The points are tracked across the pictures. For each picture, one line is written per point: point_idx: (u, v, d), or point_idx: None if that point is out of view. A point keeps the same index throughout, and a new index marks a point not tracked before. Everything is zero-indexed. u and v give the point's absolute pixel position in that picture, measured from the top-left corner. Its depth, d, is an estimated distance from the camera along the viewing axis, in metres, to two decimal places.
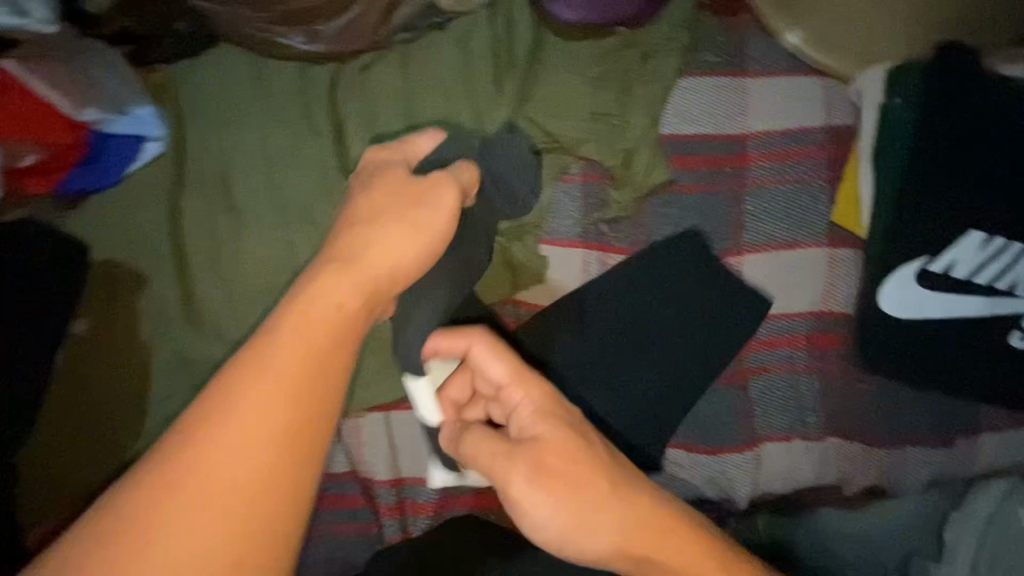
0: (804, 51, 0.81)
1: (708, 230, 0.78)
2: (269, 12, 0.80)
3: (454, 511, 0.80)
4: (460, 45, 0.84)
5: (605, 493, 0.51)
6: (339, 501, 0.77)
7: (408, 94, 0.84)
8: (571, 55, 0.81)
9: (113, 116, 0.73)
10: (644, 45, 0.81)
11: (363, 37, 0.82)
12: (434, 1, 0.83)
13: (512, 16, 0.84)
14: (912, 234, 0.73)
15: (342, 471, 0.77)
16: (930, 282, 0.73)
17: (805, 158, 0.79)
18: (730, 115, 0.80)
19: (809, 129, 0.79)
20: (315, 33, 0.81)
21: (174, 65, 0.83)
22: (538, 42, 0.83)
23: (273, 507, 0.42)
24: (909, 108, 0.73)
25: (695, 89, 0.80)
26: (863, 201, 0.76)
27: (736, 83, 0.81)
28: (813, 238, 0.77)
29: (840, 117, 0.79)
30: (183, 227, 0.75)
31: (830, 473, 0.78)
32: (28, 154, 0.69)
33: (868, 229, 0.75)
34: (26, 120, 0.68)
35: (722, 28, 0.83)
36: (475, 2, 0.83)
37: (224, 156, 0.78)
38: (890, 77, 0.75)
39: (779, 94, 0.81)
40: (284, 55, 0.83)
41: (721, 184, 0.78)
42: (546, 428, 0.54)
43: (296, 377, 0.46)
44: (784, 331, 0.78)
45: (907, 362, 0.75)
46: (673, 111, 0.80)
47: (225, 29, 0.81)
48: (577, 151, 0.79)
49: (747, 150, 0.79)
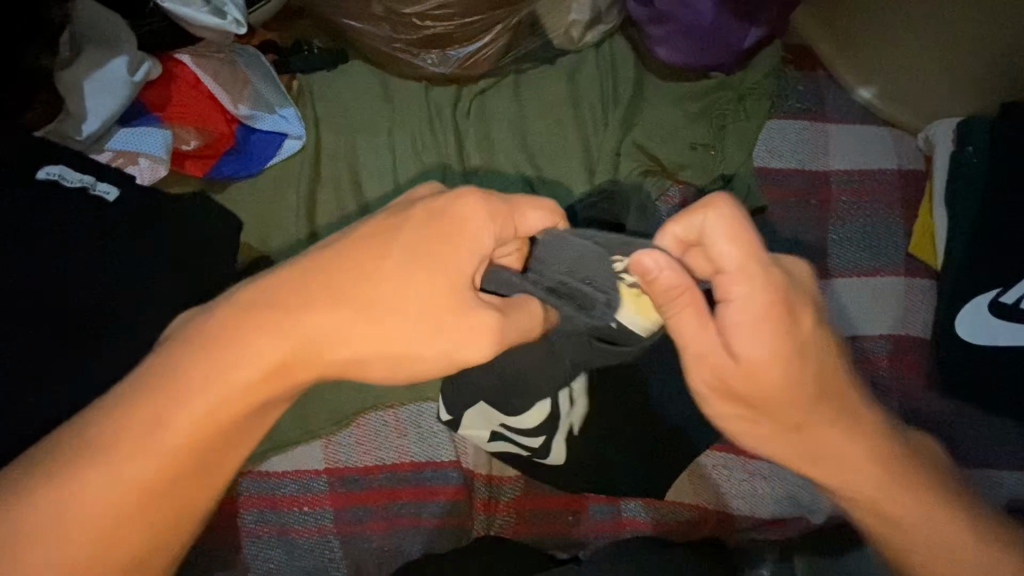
0: (875, 105, 0.93)
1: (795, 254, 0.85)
2: (407, 36, 0.87)
3: (539, 511, 0.78)
4: (569, 75, 0.92)
5: (810, 410, 0.49)
6: (438, 491, 0.74)
7: (520, 114, 0.91)
8: (672, 92, 0.90)
9: (262, 113, 0.79)
10: (738, 88, 0.90)
11: (485, 64, 0.90)
12: (549, 39, 0.92)
13: (617, 55, 0.93)
14: (987, 267, 0.80)
15: (446, 459, 0.75)
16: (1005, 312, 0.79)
17: (882, 196, 0.88)
18: (814, 154, 0.89)
19: (884, 170, 0.89)
20: (445, 57, 0.89)
21: (310, 75, 0.90)
22: (640, 79, 0.92)
23: (173, 488, 0.44)
24: (978, 156, 0.83)
25: (782, 130, 0.90)
26: (938, 235, 0.84)
27: (819, 127, 0.91)
28: (890, 267, 0.86)
29: (911, 162, 0.90)
30: (318, 218, 0.81)
31: None
32: (191, 138, 0.77)
33: (941, 261, 0.84)
34: (194, 109, 0.76)
35: (802, 80, 0.94)
36: (585, 41, 0.93)
37: (354, 156, 0.85)
38: (959, 129, 0.85)
39: (856, 139, 0.91)
40: (413, 75, 0.90)
41: (808, 213, 0.87)
42: (770, 346, 0.46)
43: (263, 368, 0.44)
44: (867, 352, 0.84)
45: (984, 386, 0.80)
46: (762, 146, 0.89)
47: (362, 47, 0.89)
48: (677, 176, 0.87)
49: (830, 185, 0.88)
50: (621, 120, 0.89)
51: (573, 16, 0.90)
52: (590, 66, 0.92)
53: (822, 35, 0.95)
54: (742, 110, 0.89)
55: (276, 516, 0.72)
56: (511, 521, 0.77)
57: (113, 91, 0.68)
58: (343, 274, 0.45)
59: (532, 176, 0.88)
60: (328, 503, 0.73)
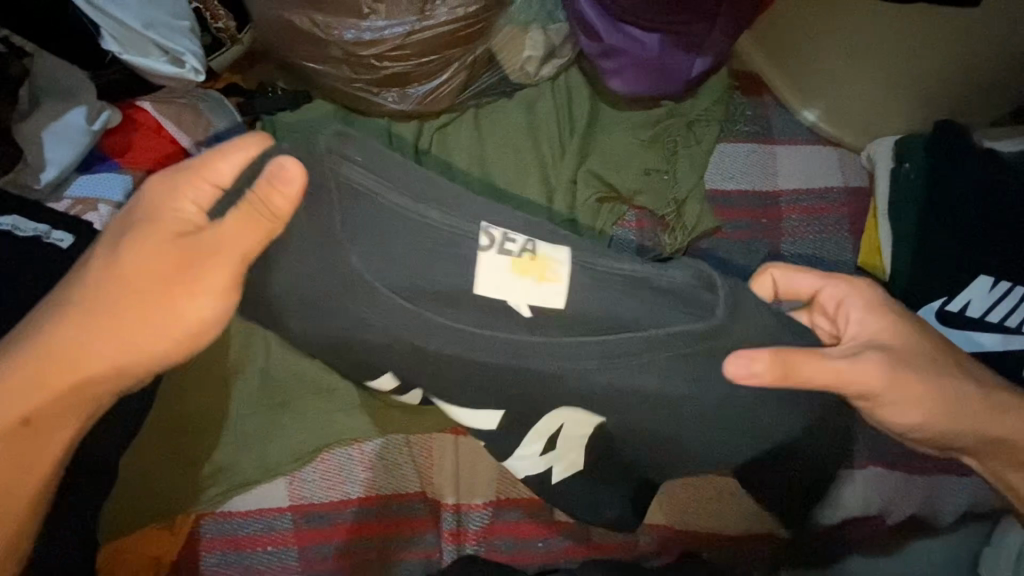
0: (820, 126, 0.98)
1: (749, 272, 0.88)
2: (367, 76, 0.89)
3: (504, 540, 0.78)
4: (527, 107, 0.96)
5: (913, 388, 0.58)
6: (405, 524, 0.74)
7: (480, 146, 0.94)
8: (625, 120, 0.94)
9: None
10: (687, 115, 0.94)
11: (444, 100, 0.93)
12: (506, 74, 0.96)
13: (572, 87, 0.97)
14: (931, 278, 0.83)
15: (411, 490, 0.75)
16: (949, 320, 0.82)
17: (831, 213, 0.91)
18: (763, 175, 0.93)
19: (831, 189, 0.93)
20: (405, 95, 0.92)
21: (273, 115, 0.93)
22: (595, 110, 0.96)
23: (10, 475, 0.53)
24: (915, 171, 0.87)
25: (731, 152, 0.94)
26: (884, 249, 0.87)
27: (767, 149, 0.95)
28: (842, 281, 0.89)
29: (855, 179, 0.94)
30: None
31: (873, 504, 0.83)
32: (152, 182, 0.77)
33: (888, 272, 0.87)
34: (156, 154, 0.77)
35: (750, 105, 0.98)
36: (541, 75, 0.96)
37: None
38: (897, 147, 0.89)
39: (801, 159, 0.95)
40: (375, 112, 0.93)
41: (759, 232, 0.90)
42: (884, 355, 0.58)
43: (63, 357, 0.50)
44: None
45: None
46: (713, 168, 0.93)
47: (324, 87, 0.92)
48: (633, 201, 0.90)
49: (779, 204, 0.91)
50: (577, 149, 0.92)
51: (527, 52, 0.94)
52: (546, 98, 0.96)
53: (767, 63, 1.00)
54: (691, 136, 0.93)
55: (239, 558, 0.71)
56: (481, 550, 0.77)
57: (71, 139, 0.70)
58: (110, 261, 0.48)
59: (493, 207, 0.90)
60: (290, 543, 0.72)
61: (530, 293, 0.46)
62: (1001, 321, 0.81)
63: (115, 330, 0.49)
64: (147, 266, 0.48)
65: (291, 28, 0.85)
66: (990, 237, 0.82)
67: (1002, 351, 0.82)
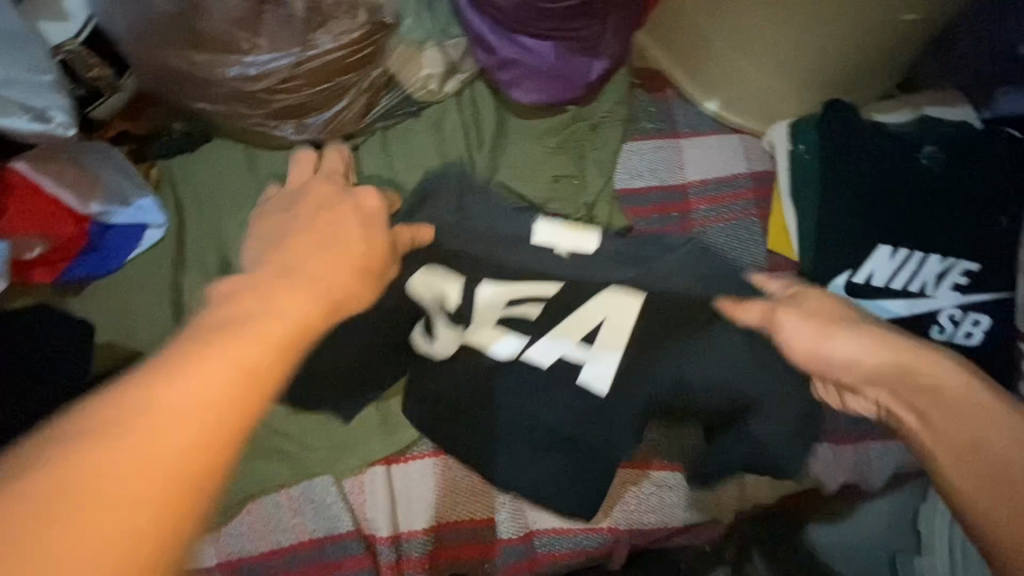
0: (723, 115, 1.00)
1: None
2: (263, 110, 0.87)
3: (449, 566, 0.77)
4: (433, 125, 0.95)
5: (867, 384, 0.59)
6: (342, 564, 0.74)
7: (389, 169, 0.92)
8: (531, 129, 0.94)
9: (118, 208, 0.81)
10: (592, 118, 0.95)
11: (346, 127, 0.92)
12: (407, 93, 0.94)
13: (476, 100, 0.97)
14: (837, 253, 0.86)
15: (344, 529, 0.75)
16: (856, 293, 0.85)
17: (738, 199, 0.94)
18: (670, 169, 0.95)
19: (736, 175, 0.95)
20: (305, 125, 0.90)
21: (170, 160, 0.90)
22: (502, 121, 0.96)
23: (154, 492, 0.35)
24: (811, 151, 0.90)
25: (638, 150, 0.96)
26: (789, 229, 0.90)
27: (673, 143, 0.96)
28: (756, 265, 0.91)
29: (758, 164, 0.96)
30: (185, 304, 0.81)
31: (808, 477, 0.84)
32: (38, 244, 0.76)
33: (798, 251, 0.90)
34: (37, 216, 0.75)
35: (653, 101, 1.00)
36: (444, 92, 0.96)
37: (220, 235, 0.85)
38: (793, 129, 0.92)
39: (706, 149, 0.97)
40: (276, 145, 0.91)
41: (671, 227, 0.91)
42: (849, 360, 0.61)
43: (215, 405, 0.38)
44: None
45: None
46: (622, 168, 0.94)
47: (221, 125, 0.89)
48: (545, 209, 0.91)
49: (688, 196, 0.93)
50: (486, 162, 0.92)
51: (425, 70, 0.93)
52: (452, 114, 0.95)
53: (665, 58, 1.02)
54: (597, 138, 0.94)
55: None
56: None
57: None
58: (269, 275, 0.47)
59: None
60: None
61: (563, 240, 0.68)
62: (903, 287, 0.85)
63: (215, 377, 0.38)
64: (298, 303, 0.45)
65: (173, 72, 0.83)
66: (886, 208, 0.85)
67: (908, 316, 0.85)
